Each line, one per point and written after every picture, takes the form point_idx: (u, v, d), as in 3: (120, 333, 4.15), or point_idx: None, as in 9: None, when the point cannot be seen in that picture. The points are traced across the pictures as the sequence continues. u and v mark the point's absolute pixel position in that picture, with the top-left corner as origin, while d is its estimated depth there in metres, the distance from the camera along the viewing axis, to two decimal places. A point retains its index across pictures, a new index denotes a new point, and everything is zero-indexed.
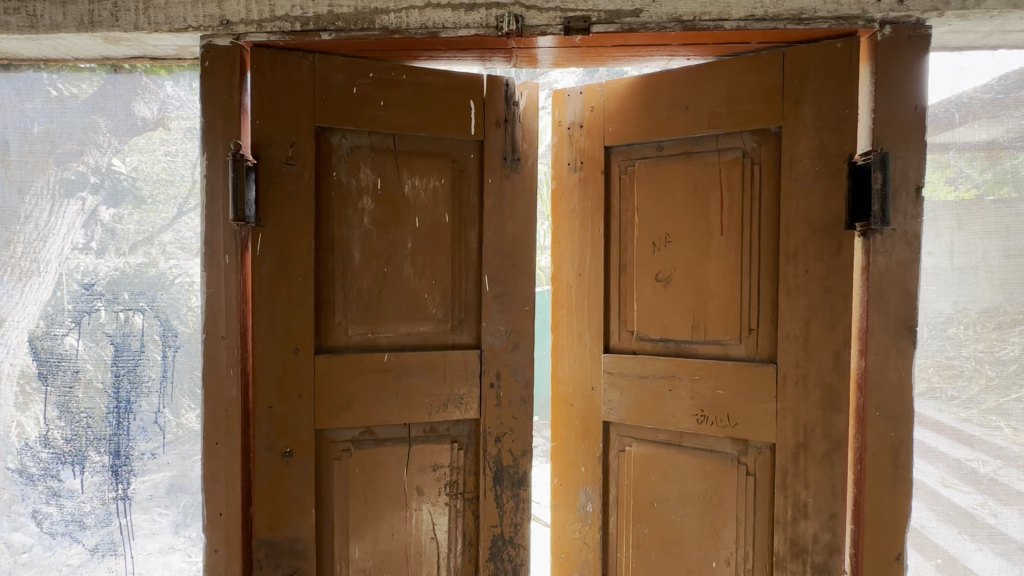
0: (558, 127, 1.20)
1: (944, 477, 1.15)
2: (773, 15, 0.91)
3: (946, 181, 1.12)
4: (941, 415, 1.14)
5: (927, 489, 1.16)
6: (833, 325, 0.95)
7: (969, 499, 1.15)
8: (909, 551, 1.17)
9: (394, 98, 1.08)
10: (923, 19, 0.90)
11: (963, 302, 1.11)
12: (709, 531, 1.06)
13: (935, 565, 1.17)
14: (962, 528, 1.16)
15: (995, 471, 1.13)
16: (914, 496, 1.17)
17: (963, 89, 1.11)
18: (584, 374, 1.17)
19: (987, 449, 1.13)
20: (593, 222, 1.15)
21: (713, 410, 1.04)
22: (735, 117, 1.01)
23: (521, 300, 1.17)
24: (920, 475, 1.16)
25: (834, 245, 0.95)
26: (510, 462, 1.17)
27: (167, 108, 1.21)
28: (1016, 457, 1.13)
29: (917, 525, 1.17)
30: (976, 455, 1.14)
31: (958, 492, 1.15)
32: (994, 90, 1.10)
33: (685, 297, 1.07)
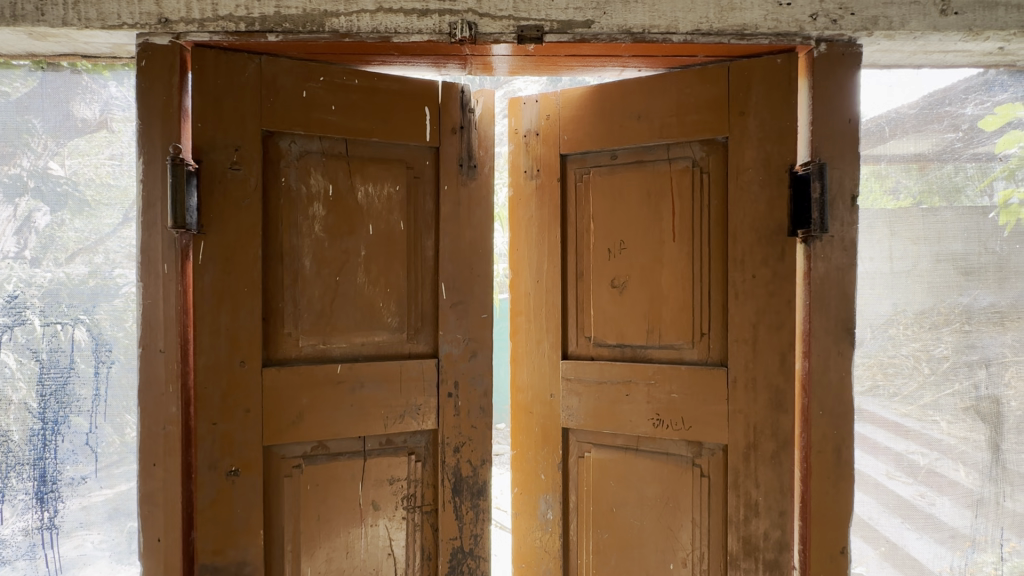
0: (514, 135, 1.21)
1: (888, 470, 1.22)
2: (717, 30, 0.95)
3: (886, 191, 1.19)
4: (886, 411, 1.21)
5: (873, 481, 1.23)
6: (778, 328, 0.99)
7: (910, 489, 1.21)
8: (857, 541, 1.24)
9: (345, 103, 1.06)
10: (854, 38, 0.96)
11: (900, 303, 1.19)
12: (666, 534, 1.08)
13: (881, 553, 1.24)
14: (904, 518, 1.22)
15: (933, 463, 1.20)
16: (861, 488, 1.23)
17: (889, 105, 1.18)
18: (543, 381, 1.17)
19: (925, 442, 1.20)
20: (549, 229, 1.16)
21: (668, 413, 1.06)
22: (684, 127, 1.04)
23: (479, 307, 1.16)
24: (866, 468, 1.23)
25: (778, 251, 0.99)
26: (469, 472, 1.16)
27: (111, 109, 1.14)
28: (951, 449, 1.19)
29: (866, 517, 1.23)
30: (916, 448, 1.20)
31: (900, 483, 1.22)
32: (920, 106, 1.18)
33: (640, 303, 1.08)
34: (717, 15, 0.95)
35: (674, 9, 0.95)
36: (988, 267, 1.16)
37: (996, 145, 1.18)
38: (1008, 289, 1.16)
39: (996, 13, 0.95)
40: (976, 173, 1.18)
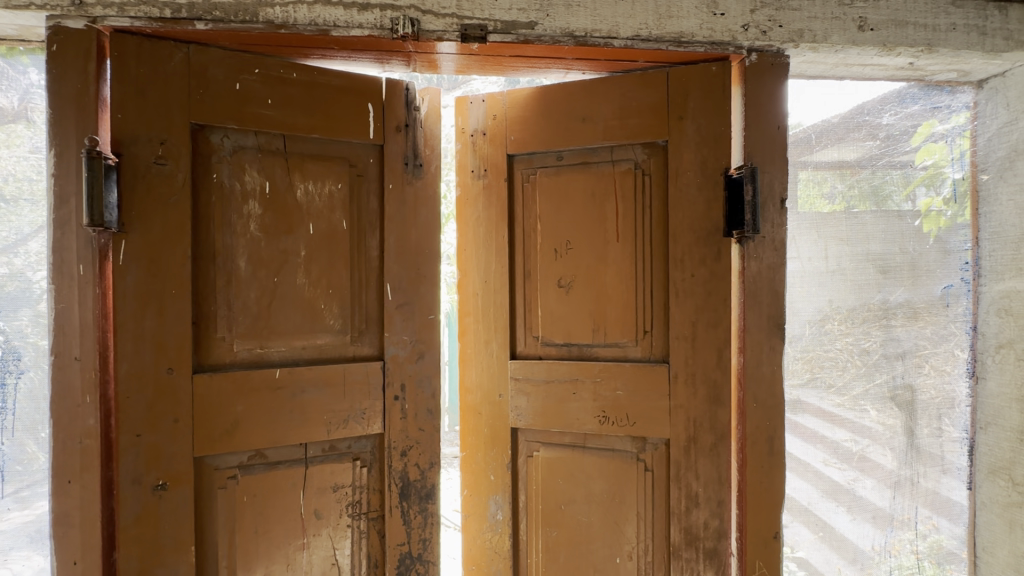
0: (461, 134, 1.20)
1: (825, 457, 1.29)
2: (655, 37, 0.98)
3: (822, 195, 1.26)
4: (823, 402, 1.27)
5: (810, 468, 1.29)
6: (716, 326, 1.03)
7: (844, 475, 1.29)
8: (796, 526, 1.30)
9: (283, 97, 1.02)
10: (782, 49, 1.01)
11: (834, 300, 1.26)
12: (613, 528, 1.10)
13: (818, 537, 1.30)
14: (838, 502, 1.29)
15: (864, 449, 1.28)
16: (799, 474, 1.29)
17: (816, 115, 1.26)
18: (492, 382, 1.17)
19: (857, 429, 1.28)
20: (497, 229, 1.16)
21: (613, 410, 1.08)
22: (626, 130, 1.07)
23: (426, 308, 1.14)
24: (806, 456, 1.29)
25: (714, 251, 1.03)
26: (417, 476, 1.14)
27: (30, 97, 1.05)
28: (876, 435, 1.28)
29: (805, 503, 1.30)
30: (846, 436, 1.28)
31: (834, 469, 1.29)
32: (841, 115, 1.26)
33: (586, 302, 1.10)
34: (656, 22, 0.98)
35: (615, 15, 0.97)
36: (903, 266, 1.26)
37: (914, 154, 1.26)
38: (921, 286, 1.25)
39: (907, 31, 1.02)
40: (901, 178, 1.26)
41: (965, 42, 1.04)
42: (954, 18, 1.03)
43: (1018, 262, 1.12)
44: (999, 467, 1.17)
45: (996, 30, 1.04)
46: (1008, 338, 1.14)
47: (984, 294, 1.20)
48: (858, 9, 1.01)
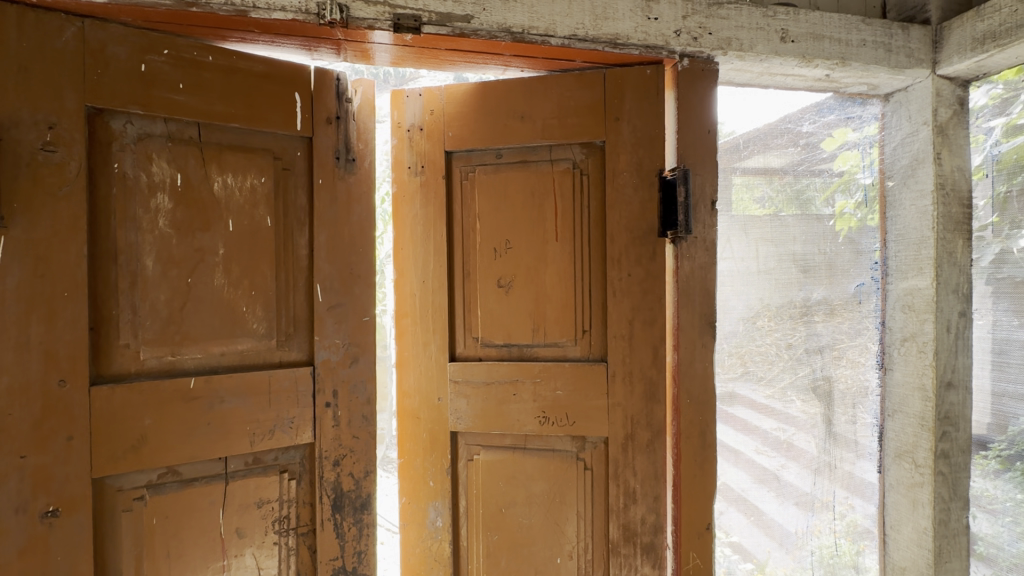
0: (397, 129, 1.15)
1: (757, 445, 1.35)
2: (592, 37, 0.98)
3: (751, 199, 1.32)
4: (754, 395, 1.34)
5: (744, 457, 1.35)
6: (651, 324, 1.05)
7: (773, 462, 1.36)
8: (734, 513, 1.36)
9: (196, 82, 0.94)
10: (712, 56, 1.05)
11: (766, 298, 1.32)
12: (553, 529, 1.10)
13: (751, 522, 1.37)
14: (767, 488, 1.36)
15: (791, 437, 1.36)
16: (732, 463, 1.35)
17: (744, 123, 1.33)
18: (431, 385, 1.13)
19: (785, 418, 1.35)
20: (435, 227, 1.12)
21: (553, 411, 1.08)
22: (565, 130, 1.07)
23: (360, 310, 1.09)
24: (740, 445, 1.35)
25: (650, 251, 1.05)
26: (351, 486, 1.08)
27: None
28: (801, 424, 1.35)
29: (740, 490, 1.36)
30: (775, 425, 1.35)
31: (764, 457, 1.36)
32: (765, 124, 1.33)
33: (525, 302, 1.09)
34: (592, 22, 0.98)
35: (552, 12, 0.96)
36: (822, 266, 1.33)
37: (832, 161, 1.34)
38: (837, 284, 1.33)
39: (824, 44, 1.08)
40: (821, 184, 1.33)
41: (874, 58, 1.11)
42: (864, 34, 1.11)
43: (918, 262, 1.20)
44: (904, 451, 1.25)
45: (900, 48, 1.13)
46: (911, 331, 1.23)
47: (890, 292, 1.29)
48: (780, 21, 1.06)
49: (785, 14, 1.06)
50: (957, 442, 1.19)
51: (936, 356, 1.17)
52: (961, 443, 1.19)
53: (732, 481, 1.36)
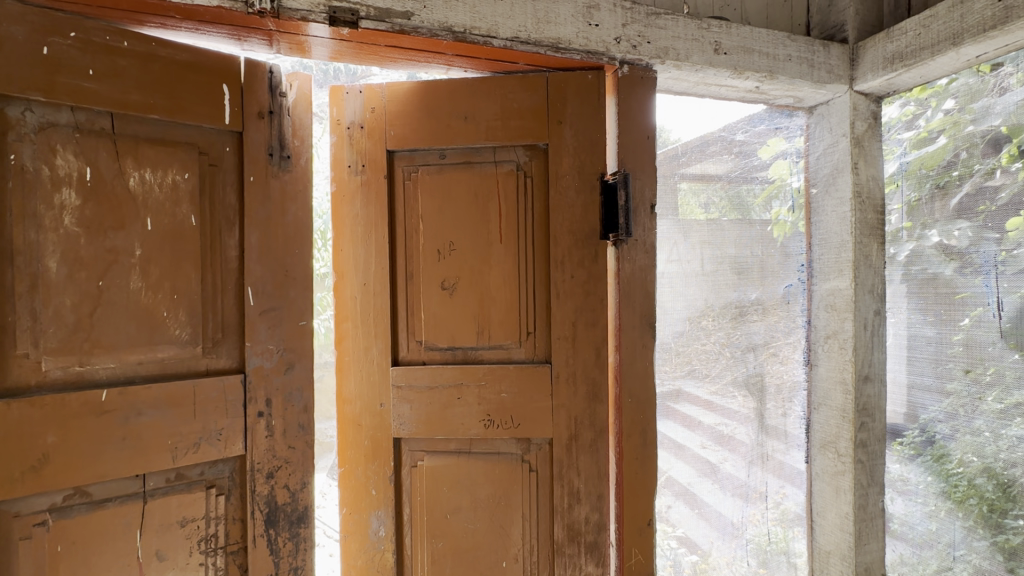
0: (336, 126, 1.10)
1: (703, 441, 1.41)
2: (534, 40, 0.99)
3: (698, 204, 1.38)
4: (699, 391, 1.40)
5: (690, 451, 1.41)
6: (594, 325, 1.07)
7: (712, 456, 1.41)
8: (680, 506, 1.41)
9: (109, 68, 0.86)
10: (650, 64, 1.08)
11: (711, 299, 1.38)
12: (499, 533, 1.09)
13: (697, 514, 1.42)
14: (707, 481, 1.42)
15: (733, 431, 1.42)
16: (677, 458, 1.40)
17: (687, 129, 1.38)
18: (372, 391, 1.09)
19: (725, 413, 1.41)
20: (377, 227, 1.09)
21: (498, 413, 1.07)
22: (508, 132, 1.07)
23: (296, 314, 1.04)
24: (686, 441, 1.40)
25: (592, 253, 1.07)
26: (286, 499, 1.03)
27: None
28: (738, 419, 1.42)
29: (687, 484, 1.41)
30: (715, 420, 1.40)
31: (711, 452, 1.41)
32: (704, 134, 1.39)
33: (469, 304, 1.08)
34: (534, 25, 0.98)
35: (494, 14, 0.96)
36: (754, 268, 1.40)
37: (765, 169, 1.41)
38: (768, 285, 1.41)
39: (753, 57, 1.14)
40: (755, 190, 1.40)
41: (799, 72, 1.18)
42: (790, 50, 1.17)
43: (839, 264, 1.29)
44: (828, 441, 1.34)
45: (822, 64, 1.21)
46: (833, 329, 1.31)
47: (815, 292, 1.37)
48: (714, 34, 1.11)
49: (718, 27, 1.11)
50: (873, 431, 1.28)
51: (855, 352, 1.26)
52: (877, 432, 1.29)
53: (676, 475, 1.41)
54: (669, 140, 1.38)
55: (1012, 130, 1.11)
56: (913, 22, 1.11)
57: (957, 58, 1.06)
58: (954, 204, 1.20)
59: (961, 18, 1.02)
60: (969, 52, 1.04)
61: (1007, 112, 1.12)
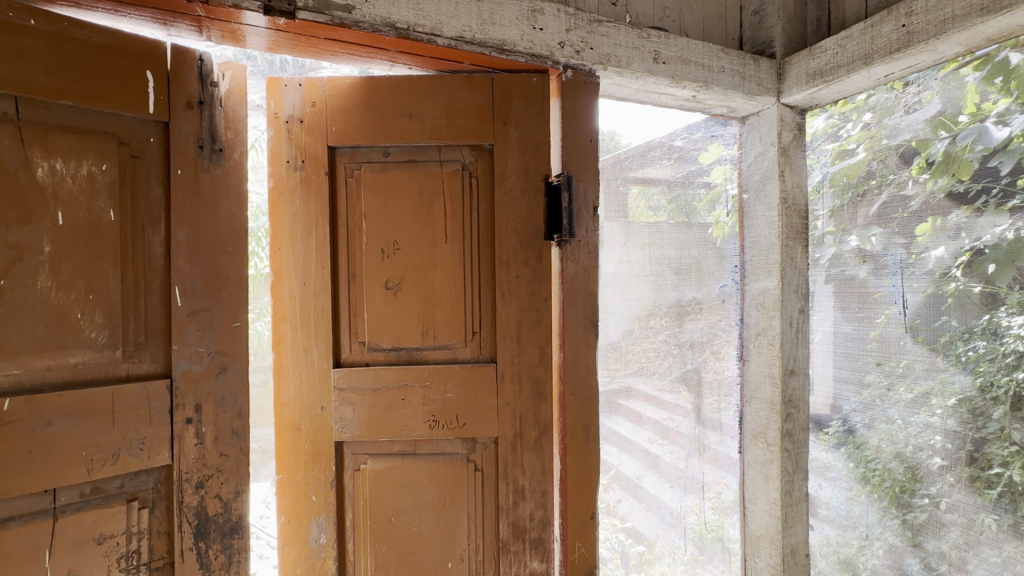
0: (273, 120, 1.05)
1: (649, 436, 1.46)
2: (479, 41, 0.99)
3: (647, 207, 1.43)
4: (649, 388, 1.45)
5: (638, 446, 1.46)
6: (538, 325, 1.09)
7: (655, 449, 1.47)
8: (627, 498, 1.46)
9: (13, 47, 0.79)
10: (593, 69, 1.11)
11: (656, 298, 1.44)
12: (444, 534, 1.08)
13: (644, 505, 1.47)
14: (651, 474, 1.47)
15: (677, 425, 1.48)
16: (627, 452, 1.45)
17: (637, 134, 1.43)
18: (313, 394, 1.06)
19: (672, 408, 1.47)
20: (317, 225, 1.05)
21: (443, 413, 1.07)
22: (453, 131, 1.07)
23: (229, 315, 0.99)
24: (635, 436, 1.45)
25: (536, 254, 1.09)
26: (218, 510, 0.98)
27: None
28: (679, 413, 1.48)
29: (636, 478, 1.46)
30: (658, 415, 1.46)
31: (658, 446, 1.47)
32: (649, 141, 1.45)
33: (414, 304, 1.07)
34: (479, 26, 0.99)
35: (438, 12, 0.95)
36: (692, 268, 1.47)
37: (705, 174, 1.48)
38: (705, 285, 1.48)
39: (690, 67, 1.20)
40: (695, 195, 1.47)
41: (731, 84, 1.25)
42: (723, 62, 1.24)
43: (768, 265, 1.37)
44: (759, 432, 1.42)
45: (752, 77, 1.28)
46: (763, 326, 1.40)
47: (747, 291, 1.45)
48: (653, 43, 1.15)
49: (657, 37, 1.16)
50: (798, 422, 1.38)
51: (782, 347, 1.34)
52: (801, 422, 1.38)
53: (626, 469, 1.45)
54: (620, 144, 1.42)
55: (920, 144, 1.21)
56: (831, 42, 1.19)
57: (869, 76, 1.16)
58: (873, 211, 1.29)
59: (872, 39, 1.11)
60: (879, 71, 1.14)
61: (914, 129, 1.21)
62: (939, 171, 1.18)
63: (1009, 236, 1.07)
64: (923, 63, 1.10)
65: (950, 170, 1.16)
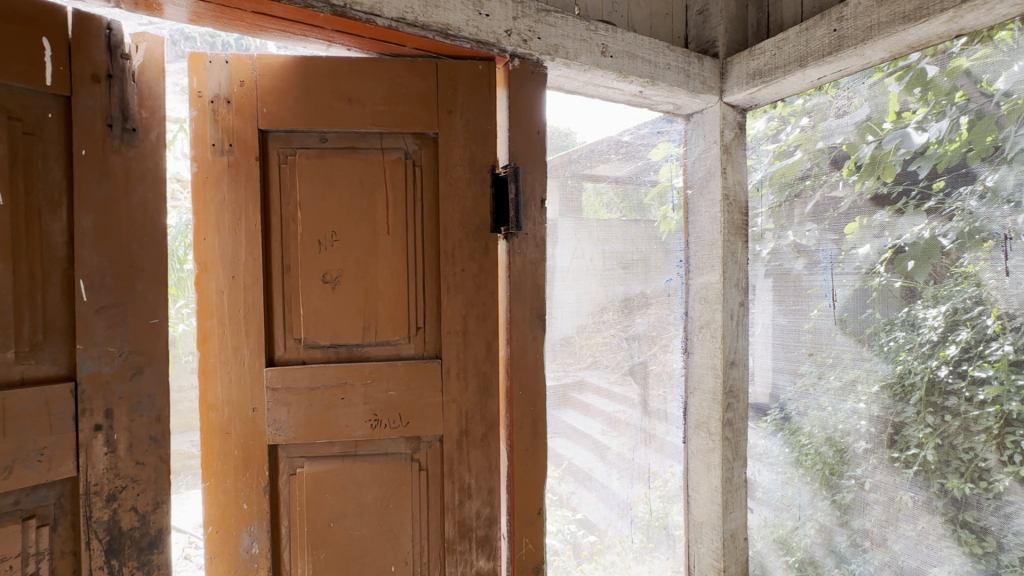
0: (196, 99, 0.96)
1: (602, 428, 1.48)
2: (421, 23, 0.95)
3: (602, 205, 1.44)
4: (601, 381, 1.46)
5: (591, 438, 1.47)
6: (485, 320, 1.07)
7: (605, 442, 1.48)
8: (578, 489, 1.46)
9: None
10: (541, 60, 1.10)
11: (607, 293, 1.45)
12: (387, 537, 1.04)
13: (595, 496, 1.48)
14: (601, 466, 1.48)
15: (627, 417, 1.50)
16: (579, 445, 1.46)
17: (590, 132, 1.46)
18: (243, 395, 0.99)
19: (622, 401, 1.49)
20: (247, 214, 0.98)
21: (385, 412, 1.03)
22: (396, 118, 1.02)
23: (145, 311, 0.90)
24: (587, 428, 1.46)
25: (482, 247, 1.07)
26: (133, 523, 0.90)
27: None
28: (628, 405, 1.50)
29: (588, 470, 1.47)
30: (609, 408, 1.48)
31: (610, 437, 1.49)
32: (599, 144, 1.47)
33: (354, 299, 1.02)
34: (422, 8, 0.95)
35: None
36: (639, 263, 1.49)
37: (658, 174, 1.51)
38: (652, 279, 1.50)
39: (637, 63, 1.20)
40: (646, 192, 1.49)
41: (677, 81, 1.27)
42: (669, 59, 1.25)
43: (711, 260, 1.41)
44: (702, 423, 1.46)
45: (696, 75, 1.31)
46: (706, 320, 1.44)
47: (691, 285, 1.49)
48: (601, 36, 1.15)
49: (605, 30, 1.15)
50: (738, 411, 1.43)
51: (723, 340, 1.39)
52: (741, 411, 1.44)
53: (579, 462, 1.46)
54: (576, 141, 1.44)
55: (850, 148, 1.27)
56: (770, 43, 1.23)
57: (804, 78, 1.21)
58: (808, 209, 1.35)
59: (806, 43, 1.16)
60: (813, 74, 1.19)
61: (845, 132, 1.28)
62: (866, 174, 1.24)
63: (925, 235, 1.13)
64: (852, 67, 1.16)
65: (876, 173, 1.22)
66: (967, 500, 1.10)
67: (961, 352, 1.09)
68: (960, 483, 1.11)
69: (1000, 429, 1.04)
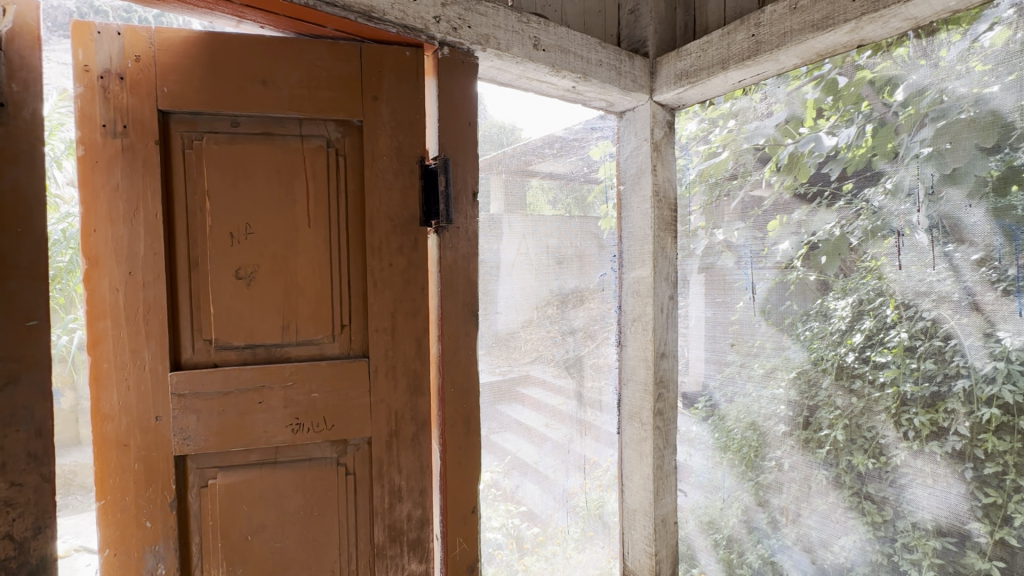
0: (81, 74, 0.83)
1: (546, 420, 1.49)
2: (342, 4, 0.91)
3: (545, 200, 1.44)
4: (546, 374, 1.47)
5: (535, 431, 1.47)
6: (415, 316, 1.04)
7: (546, 436, 1.49)
8: (521, 482, 1.46)
9: None
10: (471, 50, 1.08)
11: (546, 288, 1.45)
12: (312, 547, 0.99)
13: (537, 489, 1.49)
14: (542, 459, 1.49)
15: (569, 409, 1.52)
16: (524, 439, 1.45)
17: (534, 127, 1.44)
18: (144, 403, 0.89)
19: (563, 394, 1.50)
20: (146, 203, 0.88)
21: (308, 415, 0.97)
22: (316, 103, 0.96)
23: (20, 313, 0.80)
24: (530, 422, 1.46)
25: (411, 241, 1.04)
26: (10, 552, 0.80)
27: None
28: (567, 398, 1.51)
29: (530, 462, 1.47)
30: (549, 402, 1.48)
31: (552, 430, 1.50)
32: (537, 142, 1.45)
33: (272, 296, 0.95)
34: None
35: None
36: (574, 258, 1.50)
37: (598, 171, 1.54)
38: (587, 274, 1.52)
39: (569, 57, 1.20)
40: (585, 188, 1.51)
41: (608, 78, 1.28)
42: (601, 56, 1.27)
43: (642, 255, 1.45)
44: (635, 413, 1.51)
45: (628, 72, 1.33)
46: (638, 313, 1.48)
47: (625, 280, 1.52)
48: (533, 29, 1.14)
49: (537, 23, 1.14)
50: (668, 401, 1.49)
51: (654, 332, 1.43)
52: (670, 400, 1.50)
53: (523, 455, 1.46)
54: (521, 137, 1.42)
55: (772, 148, 1.33)
56: (695, 45, 1.27)
57: (726, 80, 1.26)
58: (735, 207, 1.41)
59: (728, 46, 1.20)
60: (734, 76, 1.24)
61: (766, 134, 1.35)
62: (785, 173, 1.31)
63: (836, 232, 1.21)
64: (769, 71, 1.22)
65: (793, 173, 1.30)
66: (869, 474, 1.20)
67: (864, 340, 1.18)
68: (863, 459, 1.21)
69: (897, 408, 1.14)
